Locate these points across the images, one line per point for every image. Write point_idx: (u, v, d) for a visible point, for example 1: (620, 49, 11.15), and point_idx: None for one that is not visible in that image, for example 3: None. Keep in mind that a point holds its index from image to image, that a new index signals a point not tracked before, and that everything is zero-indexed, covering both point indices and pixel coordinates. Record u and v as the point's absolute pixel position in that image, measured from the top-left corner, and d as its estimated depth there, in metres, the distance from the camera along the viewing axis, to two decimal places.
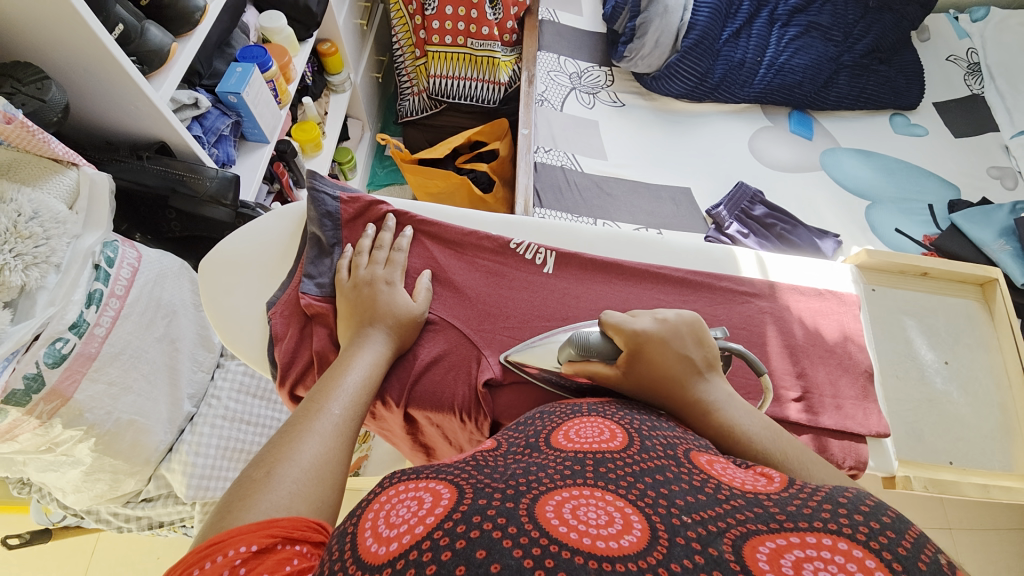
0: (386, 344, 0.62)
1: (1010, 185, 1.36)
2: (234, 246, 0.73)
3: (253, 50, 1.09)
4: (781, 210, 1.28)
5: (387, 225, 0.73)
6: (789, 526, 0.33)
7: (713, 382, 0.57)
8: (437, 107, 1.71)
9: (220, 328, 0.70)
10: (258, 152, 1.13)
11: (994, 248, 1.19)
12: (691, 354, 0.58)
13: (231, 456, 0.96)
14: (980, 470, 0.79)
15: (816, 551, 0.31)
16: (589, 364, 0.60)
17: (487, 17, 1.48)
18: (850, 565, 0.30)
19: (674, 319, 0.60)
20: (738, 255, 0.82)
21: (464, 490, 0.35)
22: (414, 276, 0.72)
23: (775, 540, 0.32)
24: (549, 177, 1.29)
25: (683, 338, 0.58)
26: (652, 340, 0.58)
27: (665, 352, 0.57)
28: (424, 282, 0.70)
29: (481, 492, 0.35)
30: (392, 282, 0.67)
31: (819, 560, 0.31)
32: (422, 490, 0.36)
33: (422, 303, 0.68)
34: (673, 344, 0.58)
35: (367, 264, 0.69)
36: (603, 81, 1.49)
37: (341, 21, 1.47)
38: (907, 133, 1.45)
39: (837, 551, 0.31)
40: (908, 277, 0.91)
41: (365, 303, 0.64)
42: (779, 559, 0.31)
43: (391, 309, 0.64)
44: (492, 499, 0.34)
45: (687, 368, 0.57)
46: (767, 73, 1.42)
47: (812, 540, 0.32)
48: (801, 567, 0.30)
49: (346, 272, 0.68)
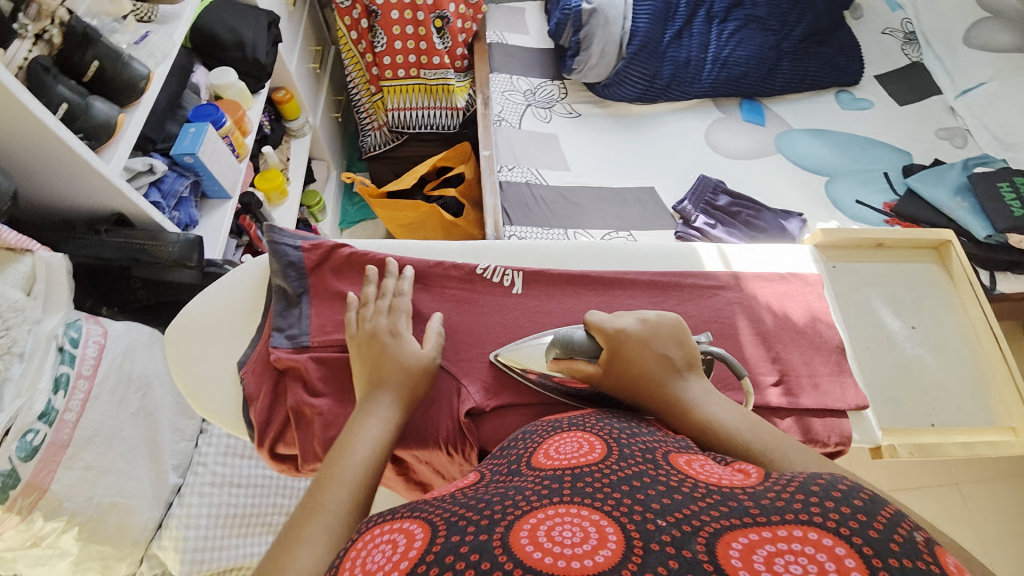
0: (395, 409, 0.59)
1: (960, 143, 1.42)
2: (198, 311, 0.73)
3: (206, 109, 1.10)
4: (744, 197, 1.31)
5: (390, 270, 0.72)
6: (762, 521, 0.34)
7: (694, 379, 0.58)
8: (398, 139, 1.74)
9: (193, 396, 0.68)
10: (221, 209, 1.13)
11: (951, 206, 1.23)
12: (670, 353, 0.58)
13: (224, 522, 0.93)
14: (965, 429, 0.81)
15: (787, 545, 0.32)
16: (574, 362, 0.61)
17: (436, 47, 1.52)
18: (821, 555, 0.31)
19: (656, 320, 0.61)
20: (700, 251, 0.84)
21: (437, 526, 0.35)
22: (425, 322, 0.72)
23: (747, 536, 0.33)
24: (516, 195, 1.30)
25: (663, 338, 0.59)
26: (633, 341, 0.59)
27: (644, 352, 0.58)
28: (434, 328, 0.69)
29: (454, 528, 0.35)
30: (401, 332, 0.65)
31: (790, 553, 0.31)
32: (395, 532, 0.36)
33: (433, 352, 0.66)
34: (653, 344, 0.58)
35: (373, 315, 0.67)
36: (557, 95, 1.52)
37: (293, 68, 1.49)
38: (854, 107, 1.51)
39: (808, 543, 0.31)
40: (864, 250, 0.93)
41: (375, 358, 0.62)
42: (751, 556, 0.31)
43: (403, 365, 0.62)
44: (465, 534, 0.34)
45: (667, 368, 0.57)
46: (713, 68, 1.46)
47: (784, 534, 0.32)
48: (773, 561, 0.31)
49: (355, 322, 0.67)
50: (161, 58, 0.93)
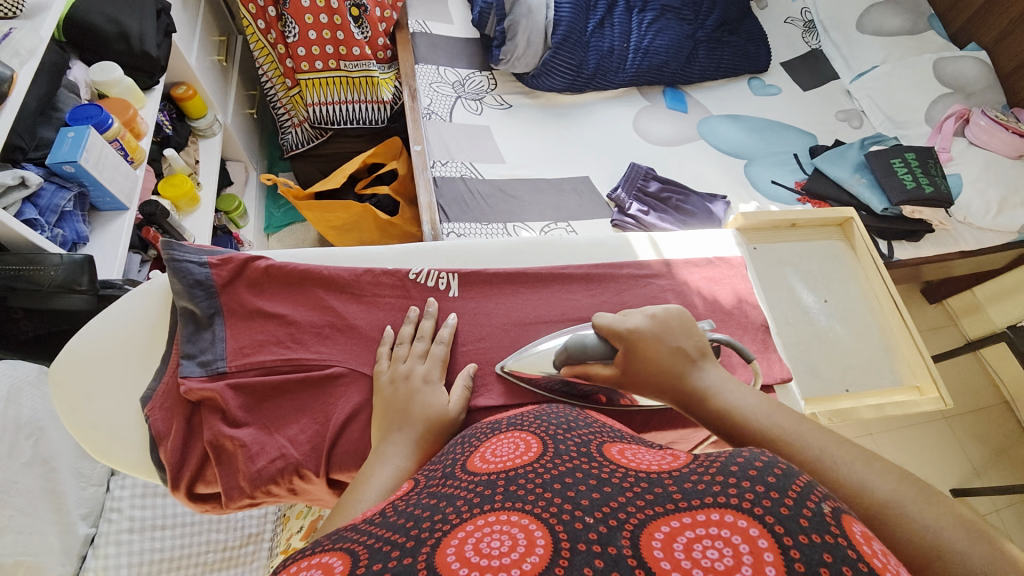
0: (410, 457, 0.54)
1: (857, 124, 1.55)
2: (89, 343, 0.64)
3: (88, 110, 0.96)
4: (675, 182, 1.35)
5: (429, 311, 0.70)
6: (684, 506, 0.35)
7: (709, 368, 0.57)
8: (323, 135, 1.63)
9: (90, 442, 0.60)
10: (117, 221, 1.02)
11: (851, 182, 1.35)
12: (683, 345, 0.58)
13: (150, 570, 0.86)
14: (876, 391, 0.89)
15: (704, 530, 0.33)
16: (587, 365, 0.61)
17: (355, 37, 1.43)
18: (735, 538, 0.32)
19: (664, 314, 0.61)
20: (632, 241, 0.86)
21: (360, 554, 0.33)
22: (456, 372, 0.68)
23: (669, 523, 0.34)
24: (452, 190, 1.27)
25: (673, 331, 0.59)
26: (645, 337, 0.58)
27: (658, 346, 0.58)
28: (464, 379, 0.66)
29: (377, 555, 0.33)
30: (430, 379, 0.63)
31: (707, 538, 0.33)
32: (314, 566, 0.33)
33: (459, 403, 0.63)
34: (665, 338, 0.58)
35: (406, 358, 0.65)
36: (487, 85, 1.49)
37: (194, 61, 1.35)
38: (765, 93, 1.60)
39: (724, 527, 0.33)
40: (780, 230, 1.00)
41: (400, 404, 0.59)
42: (671, 544, 0.33)
43: (424, 413, 0.59)
44: (389, 560, 0.32)
45: (682, 360, 0.57)
46: (636, 57, 1.50)
47: (703, 518, 0.34)
48: (691, 548, 0.32)
49: (385, 363, 0.64)
50: (28, 56, 0.80)
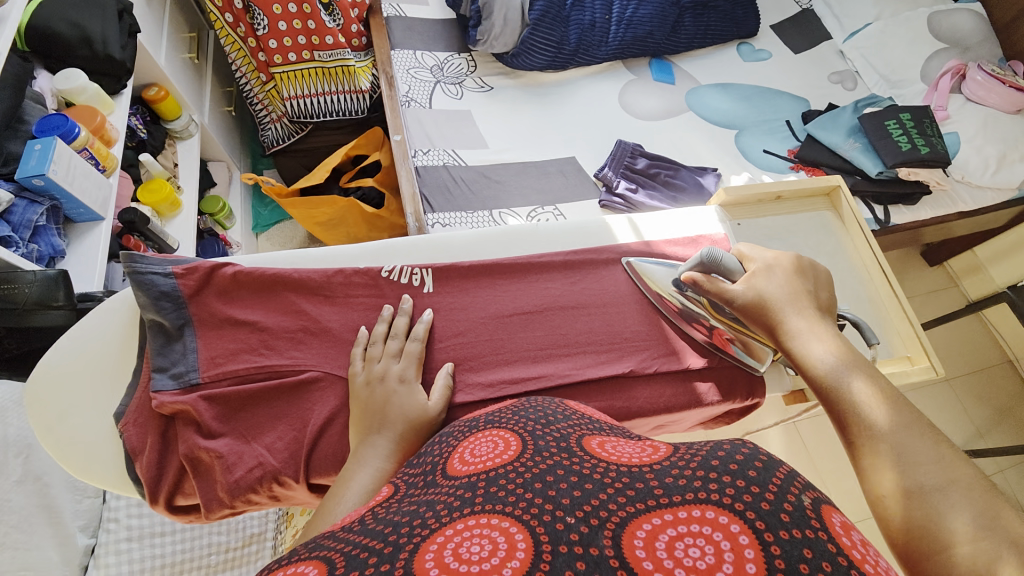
0: (389, 458, 0.54)
1: (851, 86, 1.49)
2: (59, 363, 0.64)
3: (54, 120, 0.95)
4: (662, 158, 1.32)
5: (403, 308, 0.69)
6: (665, 502, 0.34)
7: (823, 318, 0.63)
8: (303, 130, 1.61)
9: (68, 462, 0.60)
10: (94, 232, 1.00)
11: (845, 147, 1.31)
12: (809, 292, 0.65)
13: None
14: None
15: (687, 527, 0.32)
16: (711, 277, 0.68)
17: (327, 25, 1.38)
18: (717, 535, 0.31)
19: (809, 265, 0.68)
20: (612, 224, 0.84)
21: (336, 561, 0.31)
22: (434, 371, 0.67)
23: (651, 521, 0.33)
24: (434, 179, 1.25)
25: (807, 279, 0.66)
26: (783, 270, 0.66)
27: (788, 283, 0.65)
28: (444, 378, 0.65)
29: (354, 562, 0.31)
30: (407, 379, 0.62)
31: (689, 535, 0.32)
32: None
33: (439, 402, 0.62)
34: (798, 280, 0.65)
35: (381, 357, 0.64)
36: (466, 68, 1.45)
37: (163, 61, 1.32)
38: (753, 59, 1.55)
39: (706, 523, 0.32)
40: (765, 204, 0.97)
41: (378, 406, 0.59)
42: (654, 543, 0.32)
43: (403, 414, 0.58)
44: (366, 567, 0.31)
45: (802, 302, 0.64)
46: (618, 29, 1.45)
47: (686, 515, 0.33)
48: (674, 546, 0.32)
49: (359, 365, 0.63)
50: None
